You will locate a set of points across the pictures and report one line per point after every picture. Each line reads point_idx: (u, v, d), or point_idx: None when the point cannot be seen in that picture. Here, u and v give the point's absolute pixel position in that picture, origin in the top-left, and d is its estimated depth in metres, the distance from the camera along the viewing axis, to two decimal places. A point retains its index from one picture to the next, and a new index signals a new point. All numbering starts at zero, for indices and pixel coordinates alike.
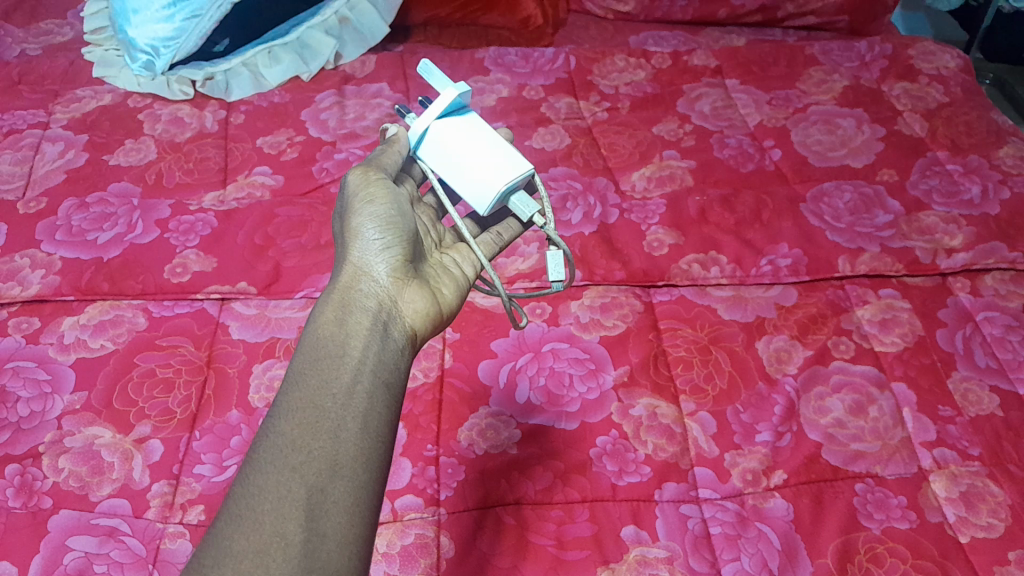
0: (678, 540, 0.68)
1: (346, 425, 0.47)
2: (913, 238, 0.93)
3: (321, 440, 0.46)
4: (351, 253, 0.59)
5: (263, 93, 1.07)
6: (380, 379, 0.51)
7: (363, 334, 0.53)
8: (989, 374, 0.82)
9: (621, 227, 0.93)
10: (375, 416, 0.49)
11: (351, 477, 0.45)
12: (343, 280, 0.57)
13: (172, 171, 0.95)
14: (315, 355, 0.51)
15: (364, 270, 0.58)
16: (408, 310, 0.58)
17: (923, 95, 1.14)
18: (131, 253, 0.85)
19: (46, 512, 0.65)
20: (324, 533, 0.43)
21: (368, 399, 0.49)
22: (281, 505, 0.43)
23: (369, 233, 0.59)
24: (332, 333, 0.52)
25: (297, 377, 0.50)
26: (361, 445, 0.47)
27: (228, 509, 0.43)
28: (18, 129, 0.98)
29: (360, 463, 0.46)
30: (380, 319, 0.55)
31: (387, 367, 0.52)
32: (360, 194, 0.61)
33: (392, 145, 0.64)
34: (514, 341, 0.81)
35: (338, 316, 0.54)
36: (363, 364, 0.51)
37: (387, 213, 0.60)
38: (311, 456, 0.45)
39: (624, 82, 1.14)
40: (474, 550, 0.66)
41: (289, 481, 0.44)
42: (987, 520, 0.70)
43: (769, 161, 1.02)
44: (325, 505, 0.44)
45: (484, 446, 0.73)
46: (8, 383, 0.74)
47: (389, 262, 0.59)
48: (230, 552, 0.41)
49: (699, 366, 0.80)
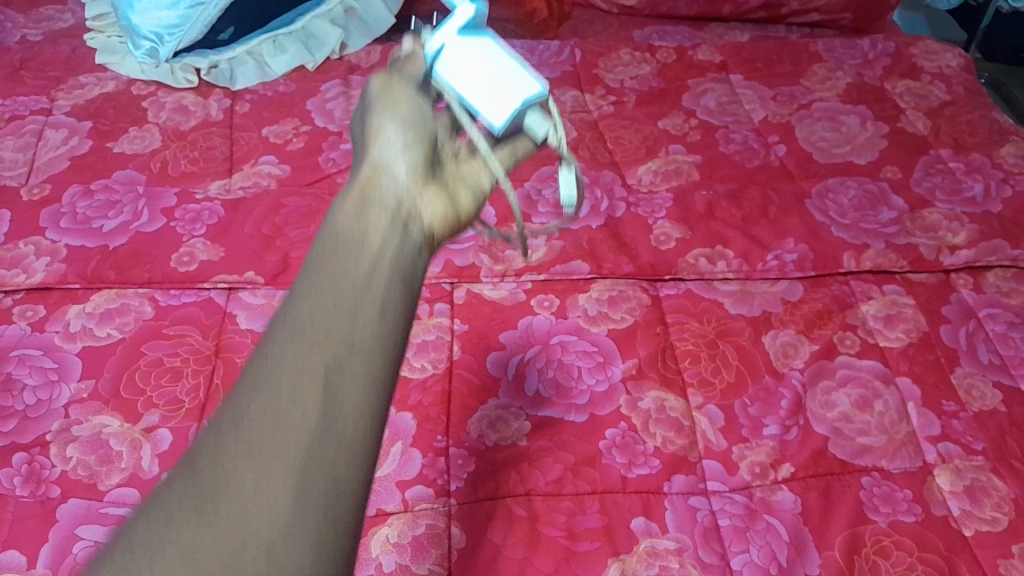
0: (688, 532, 0.68)
1: (365, 306, 0.40)
2: (917, 235, 0.94)
3: (341, 318, 0.39)
4: (374, 149, 0.54)
5: (268, 82, 1.06)
6: (402, 269, 0.44)
7: (387, 227, 0.46)
8: (992, 369, 0.82)
9: (627, 221, 0.93)
10: (396, 303, 0.42)
11: (370, 361, 0.39)
12: (365, 171, 0.51)
13: (177, 160, 0.94)
14: (337, 227, 0.45)
15: (386, 163, 0.52)
16: (433, 200, 0.52)
17: (926, 93, 1.14)
18: (138, 242, 0.84)
19: (54, 501, 0.65)
20: (339, 413, 0.36)
21: (393, 280, 0.43)
22: (294, 386, 0.36)
23: (396, 129, 0.54)
24: (352, 225, 0.45)
25: (316, 252, 0.43)
26: (381, 330, 0.40)
27: (235, 384, 0.37)
28: (20, 115, 0.98)
29: (382, 348, 0.40)
30: (400, 208, 0.49)
31: (409, 258, 0.45)
32: (383, 98, 0.58)
33: (413, 61, 0.60)
34: (522, 333, 0.81)
35: (358, 200, 0.48)
36: (388, 246, 0.45)
37: (414, 115, 0.56)
38: (332, 334, 0.39)
39: (630, 76, 1.14)
40: (485, 541, 0.66)
41: (302, 356, 0.37)
42: (991, 514, 0.71)
43: (774, 157, 1.03)
44: (341, 385, 0.37)
45: (494, 437, 0.73)
46: (15, 371, 0.73)
47: (413, 157, 0.53)
48: (235, 428, 0.35)
49: (706, 359, 0.80)
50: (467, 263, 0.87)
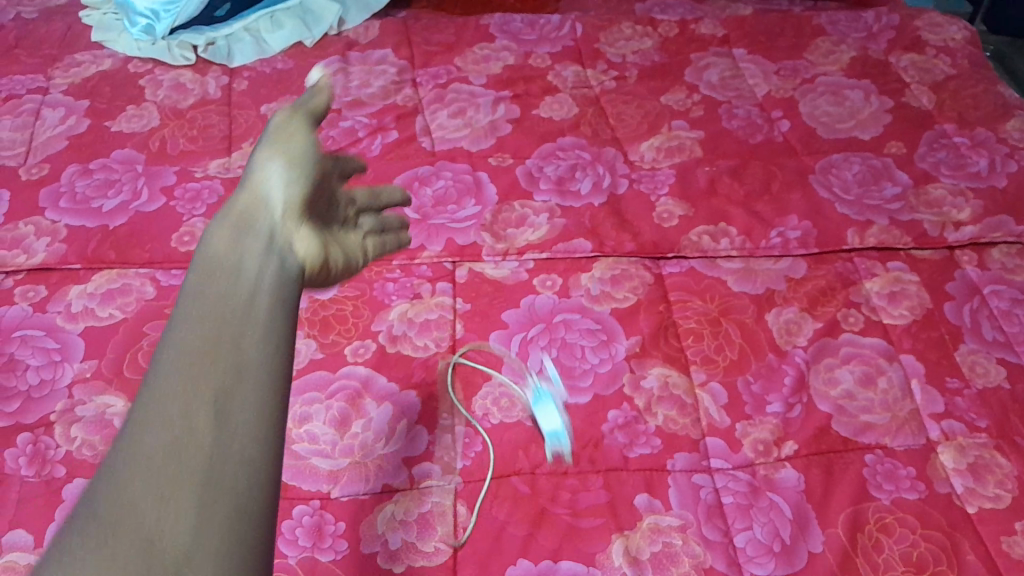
0: (691, 510, 0.68)
1: (247, 334, 0.40)
2: (921, 211, 0.93)
3: (217, 354, 0.38)
4: (250, 181, 0.51)
5: (266, 58, 1.05)
6: (282, 290, 0.43)
7: (261, 253, 0.45)
8: (996, 346, 0.82)
9: (630, 198, 0.92)
10: (280, 324, 0.41)
11: (255, 385, 0.38)
12: (241, 201, 0.49)
13: (176, 138, 0.93)
14: (206, 266, 0.43)
15: (262, 195, 0.50)
16: (306, 237, 0.49)
17: (931, 66, 1.13)
18: (138, 222, 0.84)
19: (59, 481, 0.65)
20: (231, 443, 0.36)
21: (275, 300, 0.42)
22: (184, 404, 0.36)
23: (273, 172, 0.51)
24: (226, 246, 0.44)
25: (188, 290, 0.41)
26: (267, 357, 0.39)
27: (123, 428, 0.36)
28: (16, 94, 0.97)
29: (266, 350, 0.40)
30: (275, 239, 0.47)
31: (290, 282, 0.45)
32: (271, 139, 0.54)
33: (319, 92, 0.59)
34: (525, 312, 0.81)
35: (232, 230, 0.46)
36: (265, 275, 0.44)
37: (296, 155, 0.53)
38: (214, 352, 0.38)
39: (632, 51, 1.12)
40: (489, 519, 0.66)
41: (187, 396, 0.36)
42: (994, 491, 0.71)
43: (778, 132, 1.02)
44: (229, 412, 0.37)
45: (499, 416, 0.73)
46: (17, 352, 0.73)
47: (292, 192, 0.51)
48: (127, 475, 0.33)
49: (709, 337, 0.80)
50: (469, 241, 0.86)
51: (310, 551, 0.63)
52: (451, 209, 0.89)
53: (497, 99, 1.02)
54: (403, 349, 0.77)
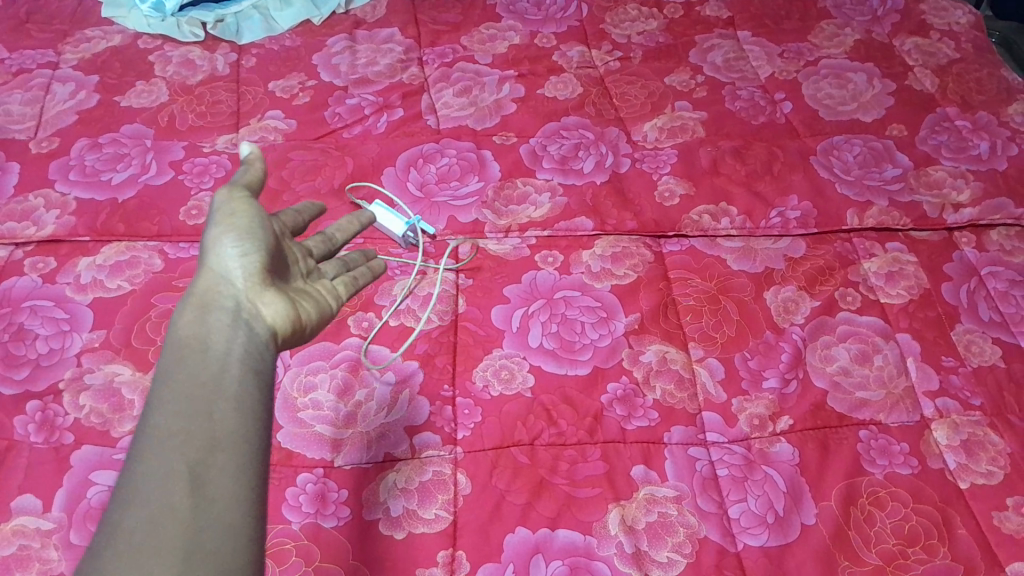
0: (687, 481, 0.69)
1: (219, 407, 0.46)
2: (921, 193, 0.94)
3: (194, 426, 0.45)
4: (206, 259, 0.55)
5: (274, 36, 1.06)
6: (249, 365, 0.49)
7: (228, 329, 0.51)
8: (992, 327, 0.83)
9: (632, 177, 0.93)
10: (249, 398, 0.47)
11: (231, 452, 0.45)
12: (200, 284, 0.53)
13: (184, 114, 0.94)
14: (179, 353, 0.49)
15: (220, 271, 0.54)
16: (271, 306, 0.54)
17: (935, 50, 1.13)
18: (146, 195, 0.85)
19: (68, 447, 0.67)
20: (214, 502, 0.42)
21: (242, 372, 0.49)
22: (164, 479, 0.42)
23: (227, 238, 0.54)
24: (194, 332, 0.50)
25: (165, 374, 0.48)
26: (239, 424, 0.46)
27: (115, 504, 0.42)
28: (27, 68, 0.98)
29: (237, 417, 0.46)
30: (241, 315, 0.52)
31: (257, 356, 0.50)
32: (221, 213, 0.56)
33: (251, 166, 0.60)
34: (526, 288, 0.82)
35: (199, 315, 0.51)
36: (231, 353, 0.49)
37: (247, 224, 0.56)
38: (187, 431, 0.44)
39: (637, 32, 1.13)
40: (488, 488, 0.68)
41: (169, 465, 0.43)
42: (986, 467, 0.72)
43: (780, 114, 1.03)
44: (208, 477, 0.43)
45: (499, 388, 0.74)
46: (27, 321, 0.74)
47: (249, 263, 0.54)
48: (122, 541, 0.40)
49: (708, 315, 0.81)
50: (471, 219, 0.87)
51: (313, 517, 0.65)
52: (455, 185, 0.90)
53: (502, 78, 1.02)
54: (407, 321, 0.78)
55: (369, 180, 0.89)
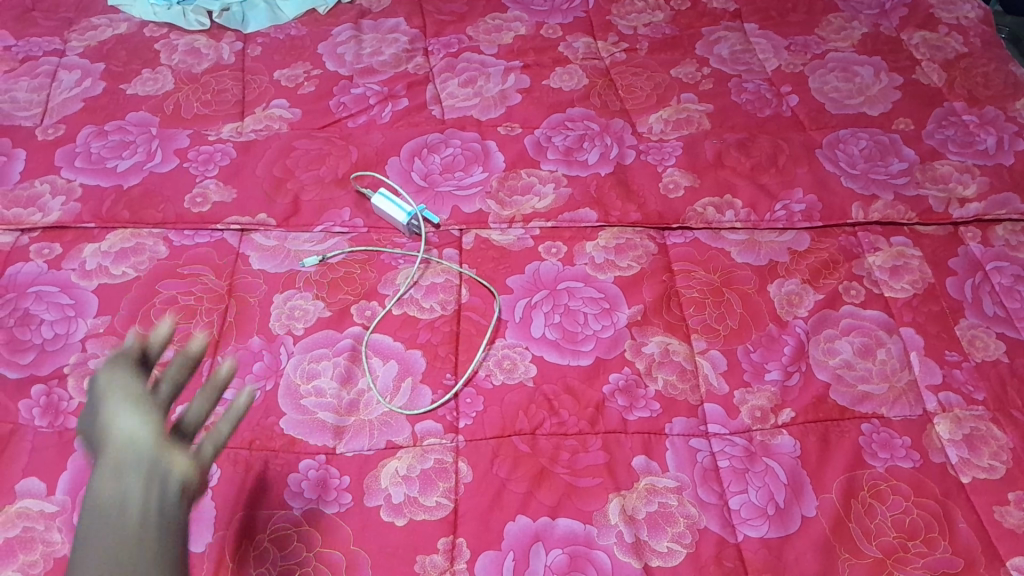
0: (687, 472, 0.69)
1: (143, 562, 0.53)
2: (927, 187, 0.94)
3: (127, 558, 0.53)
4: (111, 430, 0.60)
5: (280, 25, 1.06)
6: (163, 520, 0.56)
7: (144, 487, 0.56)
8: (997, 322, 0.83)
9: (636, 169, 0.93)
10: (166, 549, 0.55)
11: (150, 565, 0.53)
12: (110, 447, 0.59)
13: (190, 102, 0.94)
14: (94, 514, 0.56)
15: (123, 439, 0.59)
16: (180, 461, 0.59)
17: (943, 44, 1.13)
18: (151, 182, 0.85)
19: (72, 431, 0.67)
20: None
21: (150, 523, 0.55)
22: None
23: (122, 413, 0.60)
24: (112, 494, 0.56)
25: (88, 536, 0.55)
26: (158, 564, 0.53)
27: None
28: (34, 56, 0.98)
29: (158, 566, 0.53)
30: (154, 474, 0.57)
31: (171, 505, 0.57)
32: (105, 386, 0.62)
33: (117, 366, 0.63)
34: (529, 278, 0.82)
35: (114, 476, 0.57)
36: (149, 516, 0.55)
37: (138, 392, 0.62)
38: (123, 559, 0.53)
39: (643, 23, 1.13)
40: (489, 477, 0.68)
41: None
42: (988, 462, 0.72)
43: (786, 107, 1.02)
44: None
45: (501, 377, 0.74)
46: (32, 307, 0.75)
47: (157, 421, 0.60)
48: None
49: (712, 307, 0.81)
50: (475, 209, 0.87)
51: (315, 503, 0.65)
52: (459, 176, 0.90)
53: (507, 69, 1.02)
54: (410, 310, 0.78)
55: (373, 169, 0.89)
